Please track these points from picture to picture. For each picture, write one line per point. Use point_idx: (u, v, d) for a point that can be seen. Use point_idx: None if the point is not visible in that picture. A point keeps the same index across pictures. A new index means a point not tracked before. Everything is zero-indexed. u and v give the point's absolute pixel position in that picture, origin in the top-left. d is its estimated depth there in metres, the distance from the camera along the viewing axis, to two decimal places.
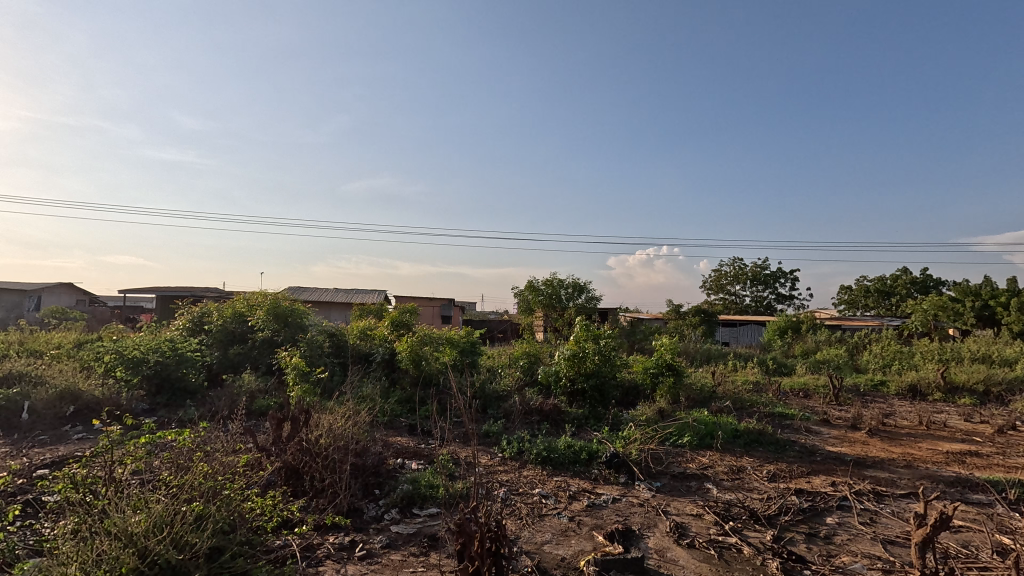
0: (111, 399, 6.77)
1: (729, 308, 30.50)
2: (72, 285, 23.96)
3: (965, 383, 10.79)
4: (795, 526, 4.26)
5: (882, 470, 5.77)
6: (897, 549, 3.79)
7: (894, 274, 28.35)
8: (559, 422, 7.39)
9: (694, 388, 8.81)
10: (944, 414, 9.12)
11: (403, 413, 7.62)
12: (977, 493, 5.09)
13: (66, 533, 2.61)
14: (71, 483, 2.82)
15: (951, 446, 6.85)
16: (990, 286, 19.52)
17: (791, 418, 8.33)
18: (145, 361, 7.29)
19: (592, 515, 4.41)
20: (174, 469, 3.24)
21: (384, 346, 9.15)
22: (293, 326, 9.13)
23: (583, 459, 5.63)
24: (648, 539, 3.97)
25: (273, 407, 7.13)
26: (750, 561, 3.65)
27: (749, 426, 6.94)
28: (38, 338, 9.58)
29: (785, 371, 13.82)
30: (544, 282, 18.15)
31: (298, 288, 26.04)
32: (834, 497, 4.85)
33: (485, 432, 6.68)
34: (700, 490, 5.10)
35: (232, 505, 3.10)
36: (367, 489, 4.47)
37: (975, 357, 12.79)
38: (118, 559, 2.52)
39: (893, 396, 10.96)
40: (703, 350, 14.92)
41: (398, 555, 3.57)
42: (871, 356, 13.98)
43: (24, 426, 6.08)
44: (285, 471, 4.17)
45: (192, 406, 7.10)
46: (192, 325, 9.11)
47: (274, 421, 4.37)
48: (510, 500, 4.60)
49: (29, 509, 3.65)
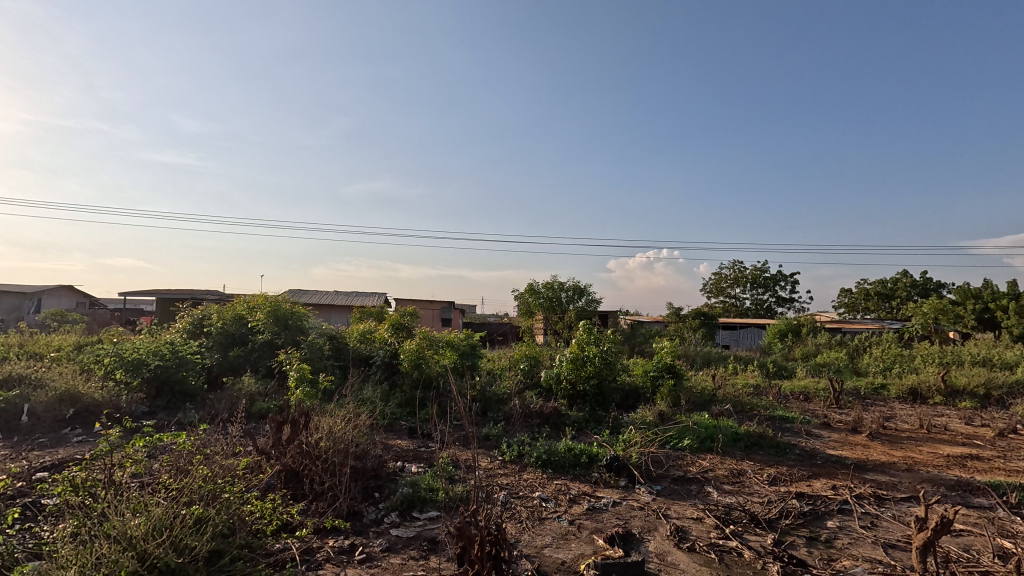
0: (110, 402, 6.76)
1: (729, 311, 30.48)
2: (73, 287, 24.00)
3: (965, 386, 10.77)
4: (795, 529, 4.24)
5: (883, 473, 5.75)
6: (897, 553, 3.77)
7: (894, 277, 28.36)
8: (559, 425, 7.37)
9: (694, 392, 8.80)
10: (945, 418, 9.10)
11: (402, 416, 7.61)
12: (978, 497, 5.07)
13: (65, 537, 2.61)
14: (70, 487, 2.82)
15: (952, 450, 6.84)
16: (990, 289, 19.53)
17: (791, 421, 8.32)
18: (145, 364, 7.30)
19: (592, 519, 4.39)
20: (174, 472, 3.24)
21: (384, 348, 9.15)
22: (293, 329, 9.13)
23: (583, 463, 5.62)
24: (648, 543, 3.96)
25: (273, 410, 7.12)
26: (751, 565, 3.64)
27: (749, 430, 6.93)
28: (38, 341, 9.57)
29: (786, 375, 13.80)
30: (544, 285, 18.16)
31: (299, 292, 26.07)
32: (835, 500, 4.83)
33: (485, 435, 6.67)
34: (700, 494, 5.08)
35: (232, 509, 3.09)
36: (366, 492, 4.47)
37: (975, 361, 12.78)
38: (118, 562, 2.52)
39: (893, 399, 10.95)
40: (703, 353, 14.91)
41: (398, 559, 3.56)
42: (872, 360, 13.97)
43: (23, 428, 6.08)
44: (285, 475, 4.16)
45: (192, 409, 7.09)
46: (192, 327, 9.11)
47: (273, 424, 4.36)
48: (510, 503, 4.59)
49: (28, 512, 3.65)
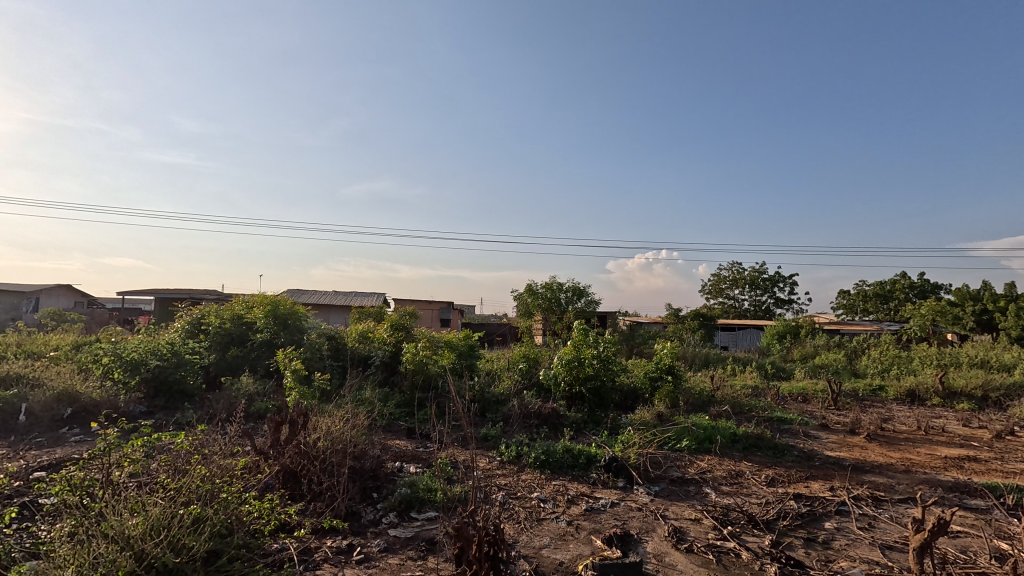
0: (108, 402, 6.75)
1: (728, 312, 30.52)
2: (72, 286, 23.98)
3: (963, 388, 10.79)
4: (794, 530, 4.25)
5: (881, 475, 5.77)
6: (895, 554, 3.78)
7: (893, 278, 28.40)
8: (558, 426, 7.37)
9: (692, 393, 8.81)
10: (942, 419, 9.12)
11: (401, 416, 7.61)
12: (976, 499, 5.08)
13: (62, 536, 2.60)
14: (67, 486, 2.81)
15: (950, 451, 6.85)
16: (988, 291, 19.58)
17: (789, 422, 8.33)
18: (144, 364, 7.29)
19: (590, 519, 4.40)
20: (172, 472, 3.24)
21: (384, 348, 9.15)
22: (292, 329, 9.15)
23: (581, 464, 5.63)
24: (646, 543, 3.97)
25: (271, 411, 7.12)
26: (749, 566, 3.64)
27: (747, 431, 6.94)
28: (36, 340, 9.54)
29: (784, 376, 13.82)
30: (543, 286, 18.18)
31: (299, 291, 26.09)
32: (833, 501, 4.85)
33: (484, 435, 6.67)
34: (699, 495, 5.09)
35: (230, 509, 3.09)
36: (364, 493, 4.46)
37: (974, 362, 12.79)
38: (114, 562, 2.51)
39: (891, 401, 10.97)
40: (702, 354, 14.92)
41: (396, 559, 3.56)
42: (870, 361, 14.00)
43: (20, 427, 6.07)
44: (283, 475, 4.16)
45: (190, 409, 7.08)
46: (190, 327, 9.10)
47: (272, 423, 4.36)
48: (508, 504, 4.60)
49: (24, 512, 3.64)
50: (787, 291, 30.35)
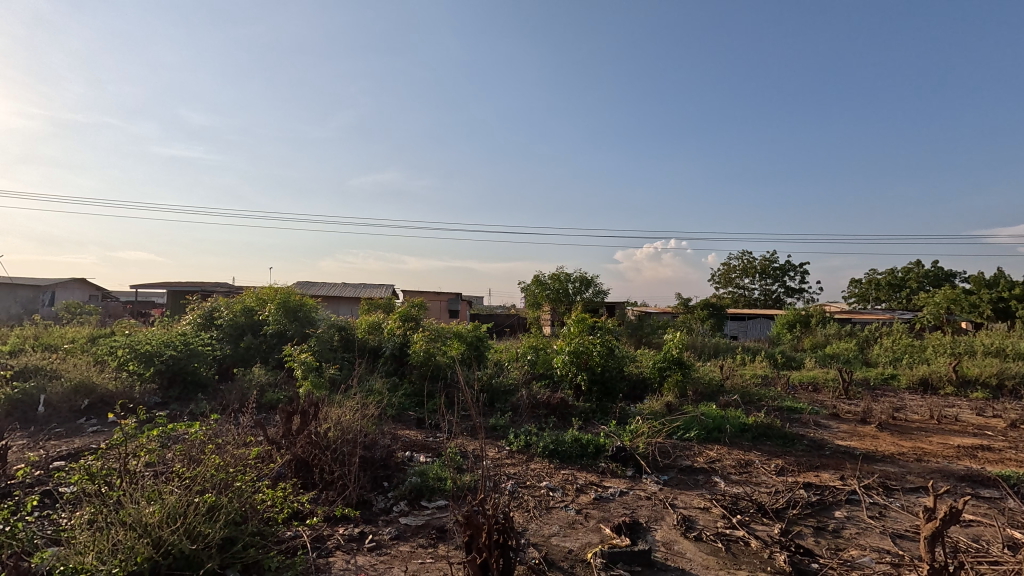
0: (124, 393, 6.89)
1: (738, 301, 30.26)
2: (85, 279, 24.37)
3: (978, 376, 10.65)
4: (803, 519, 4.26)
5: (892, 464, 5.74)
6: (906, 543, 3.77)
7: (907, 266, 28.00)
8: (566, 416, 7.42)
9: (702, 382, 8.78)
10: (956, 408, 9.02)
11: (411, 407, 7.69)
12: (988, 488, 5.04)
13: (82, 524, 2.68)
14: (86, 475, 2.85)
15: (963, 440, 6.80)
16: (1005, 280, 19.29)
17: (799, 412, 8.27)
18: (157, 356, 7.40)
19: (599, 508, 4.43)
20: (186, 461, 3.31)
21: (394, 339, 9.26)
22: (303, 320, 9.31)
23: (590, 452, 5.65)
24: (655, 531, 4.00)
25: (283, 401, 7.22)
26: (758, 555, 3.66)
27: (757, 421, 6.92)
28: (51, 333, 9.66)
29: (795, 365, 13.71)
30: (550, 277, 18.19)
31: (308, 283, 26.37)
32: (843, 490, 4.83)
33: (493, 426, 6.73)
34: (708, 484, 5.10)
35: (244, 497, 3.13)
36: (376, 481, 4.50)
37: (988, 351, 12.61)
38: (133, 549, 2.58)
39: (903, 390, 10.89)
40: (711, 343, 14.90)
41: (407, 546, 3.61)
42: (882, 350, 13.83)
43: (39, 419, 6.21)
44: (295, 463, 4.24)
45: (203, 399, 7.21)
46: (202, 320, 9.18)
47: (284, 414, 4.40)
48: (518, 492, 4.65)
49: (47, 500, 3.75)
50: (797, 280, 30.03)
